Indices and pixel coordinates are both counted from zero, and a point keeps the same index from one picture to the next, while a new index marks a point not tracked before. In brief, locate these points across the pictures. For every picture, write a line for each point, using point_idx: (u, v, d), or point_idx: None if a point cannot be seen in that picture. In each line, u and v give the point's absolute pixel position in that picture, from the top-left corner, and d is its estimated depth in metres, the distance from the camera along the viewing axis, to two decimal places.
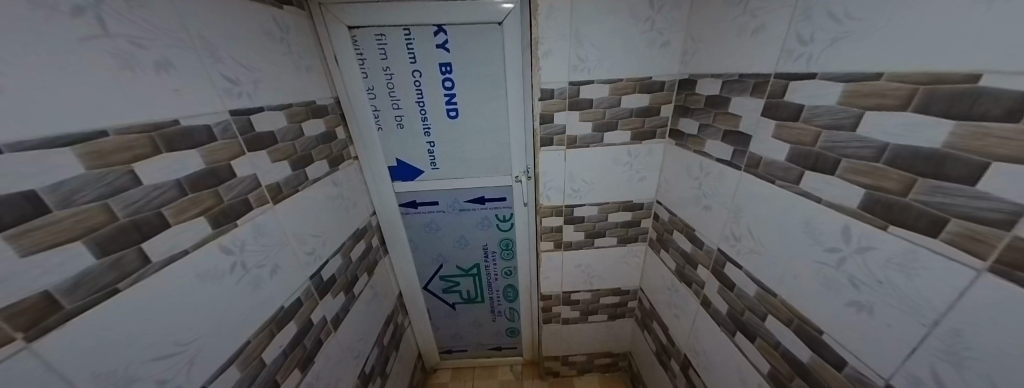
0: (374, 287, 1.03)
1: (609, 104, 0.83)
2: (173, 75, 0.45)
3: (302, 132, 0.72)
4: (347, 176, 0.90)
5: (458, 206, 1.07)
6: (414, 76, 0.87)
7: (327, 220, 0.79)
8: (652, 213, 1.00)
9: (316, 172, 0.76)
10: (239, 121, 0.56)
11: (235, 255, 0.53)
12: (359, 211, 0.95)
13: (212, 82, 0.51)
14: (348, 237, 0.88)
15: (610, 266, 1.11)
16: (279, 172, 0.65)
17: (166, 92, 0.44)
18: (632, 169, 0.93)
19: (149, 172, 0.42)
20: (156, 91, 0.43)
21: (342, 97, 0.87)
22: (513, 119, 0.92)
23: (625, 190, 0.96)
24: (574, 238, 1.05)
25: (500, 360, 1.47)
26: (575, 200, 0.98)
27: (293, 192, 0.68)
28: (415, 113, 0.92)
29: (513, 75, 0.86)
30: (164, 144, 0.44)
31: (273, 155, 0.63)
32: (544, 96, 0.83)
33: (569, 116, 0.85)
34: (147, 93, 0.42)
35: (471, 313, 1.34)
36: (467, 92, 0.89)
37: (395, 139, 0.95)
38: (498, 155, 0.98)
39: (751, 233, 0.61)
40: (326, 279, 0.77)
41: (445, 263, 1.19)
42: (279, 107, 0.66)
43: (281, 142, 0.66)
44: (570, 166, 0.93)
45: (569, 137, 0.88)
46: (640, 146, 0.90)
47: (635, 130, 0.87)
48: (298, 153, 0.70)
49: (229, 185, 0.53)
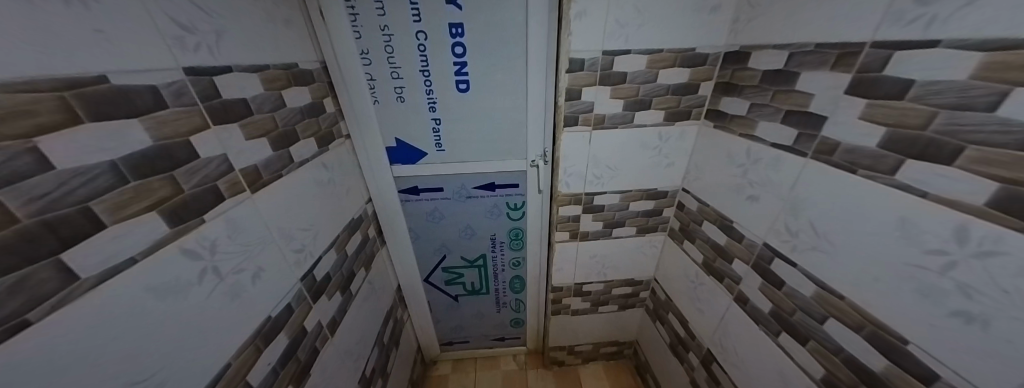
0: (372, 282, 0.92)
1: (644, 79, 0.73)
2: (92, 8, 0.31)
3: (284, 102, 0.58)
4: (339, 157, 0.77)
5: (465, 193, 0.96)
6: (417, 39, 0.73)
7: (318, 210, 0.67)
8: (676, 201, 0.93)
9: (301, 153, 0.62)
10: (196, 83, 0.42)
11: (204, 260, 0.41)
12: (354, 198, 0.83)
13: (150, 24, 0.37)
14: (342, 228, 0.76)
15: (625, 257, 1.05)
16: (258, 153, 0.51)
17: (79, 33, 0.30)
18: (661, 154, 0.85)
19: (60, 151, 0.29)
20: (64, 32, 0.29)
21: (330, 62, 0.72)
22: (533, 95, 0.80)
23: (650, 177, 0.88)
24: (592, 228, 0.97)
25: (502, 349, 1.43)
26: (596, 188, 0.89)
27: (276, 177, 0.55)
28: (417, 85, 0.78)
29: (536, 41, 0.73)
30: (83, 111, 0.30)
31: (249, 130, 0.50)
32: (572, 68, 0.71)
33: (598, 93, 0.75)
34: (48, 32, 0.28)
35: (474, 305, 1.26)
36: (481, 61, 0.76)
37: (395, 116, 0.82)
38: (513, 137, 0.86)
39: (814, 229, 0.54)
40: (320, 279, 0.66)
41: (449, 254, 1.09)
42: (252, 69, 0.51)
43: (257, 114, 0.52)
44: (595, 150, 0.83)
45: (596, 116, 0.78)
46: (673, 128, 0.81)
47: (669, 110, 0.78)
48: (280, 129, 0.57)
49: (190, 169, 0.40)
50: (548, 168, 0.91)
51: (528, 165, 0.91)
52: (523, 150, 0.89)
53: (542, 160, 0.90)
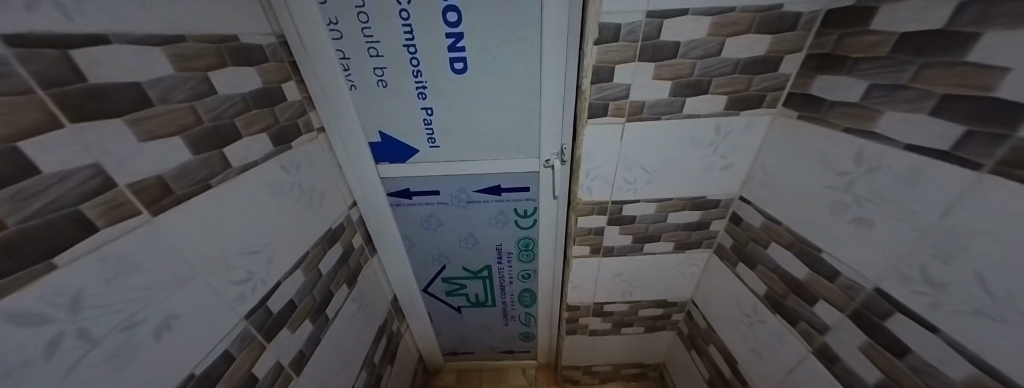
0: (359, 298, 0.80)
1: (703, 53, 0.54)
2: None
3: (214, 88, 0.43)
4: (309, 156, 0.63)
5: (465, 198, 0.80)
6: (397, 3, 0.54)
7: (275, 225, 0.53)
8: (730, 212, 0.74)
9: (245, 154, 0.48)
10: (32, 60, 0.27)
11: (58, 322, 0.28)
12: (331, 204, 0.69)
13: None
14: (315, 242, 0.63)
15: (658, 275, 0.87)
16: (166, 158, 0.37)
17: None
18: (716, 154, 0.65)
19: None
20: None
21: (288, 35, 0.56)
22: (551, 77, 0.61)
23: (699, 182, 0.70)
24: (618, 242, 0.80)
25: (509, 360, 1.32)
26: (626, 195, 0.71)
27: (200, 189, 0.41)
28: (402, 65, 0.61)
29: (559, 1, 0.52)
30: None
31: (143, 128, 0.35)
32: (603, 38, 0.52)
33: (637, 72, 0.56)
34: None
35: (479, 317, 1.13)
36: (483, 31, 0.57)
37: (376, 104, 0.65)
38: (524, 131, 0.69)
39: (987, 285, 0.35)
40: (277, 313, 0.53)
41: (449, 264, 0.95)
42: (151, 41, 0.36)
43: (173, 102, 0.38)
44: (628, 148, 0.65)
45: (633, 104, 0.59)
46: (736, 119, 0.61)
47: (734, 95, 0.58)
48: (208, 124, 0.42)
49: (20, 193, 0.26)
50: (568, 170, 0.73)
51: (541, 165, 0.74)
52: (536, 147, 0.71)
53: (560, 161, 0.72)
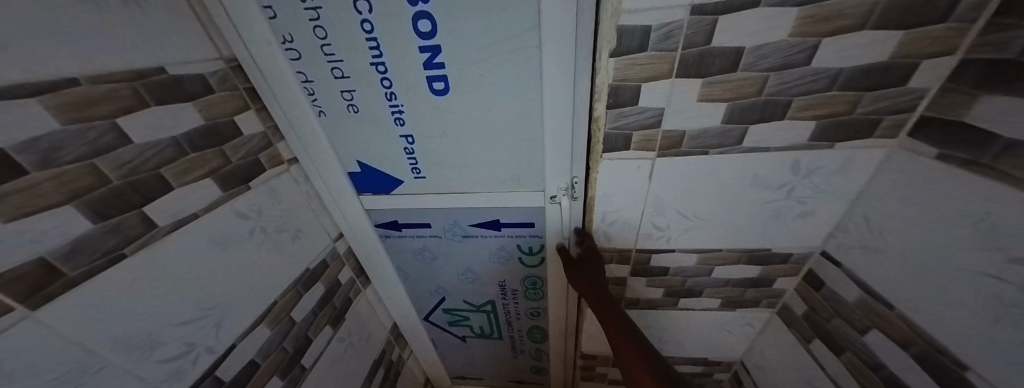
0: (348, 334, 0.74)
1: (780, 62, 0.36)
2: None
3: (127, 137, 0.36)
4: (276, 193, 0.55)
5: (460, 232, 0.69)
6: (358, 12, 0.42)
7: (226, 282, 0.47)
8: (804, 269, 0.56)
9: (179, 207, 0.41)
10: None
11: None
12: (308, 241, 0.62)
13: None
14: (285, 289, 0.57)
15: (696, 331, 0.71)
16: (49, 235, 0.30)
17: None
18: (790, 197, 0.47)
19: None
20: None
21: (242, 59, 0.48)
22: (557, 98, 0.45)
23: (761, 231, 0.52)
24: (645, 294, 0.65)
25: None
26: (655, 242, 0.55)
27: (105, 263, 0.34)
28: (373, 87, 0.50)
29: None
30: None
31: (7, 204, 0.27)
32: (624, 48, 0.37)
33: (674, 91, 0.39)
34: None
35: (486, 347, 1.04)
36: (464, 41, 0.43)
37: (350, 132, 0.56)
38: (523, 161, 0.55)
39: None
40: (233, 379, 0.48)
41: (449, 296, 0.86)
42: (26, 92, 0.28)
43: (66, 166, 0.31)
44: (658, 190, 0.49)
45: (667, 134, 0.43)
46: (828, 154, 0.43)
47: (826, 119, 0.40)
48: (118, 183, 0.35)
49: None
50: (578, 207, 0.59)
51: (545, 200, 0.59)
52: (538, 179, 0.57)
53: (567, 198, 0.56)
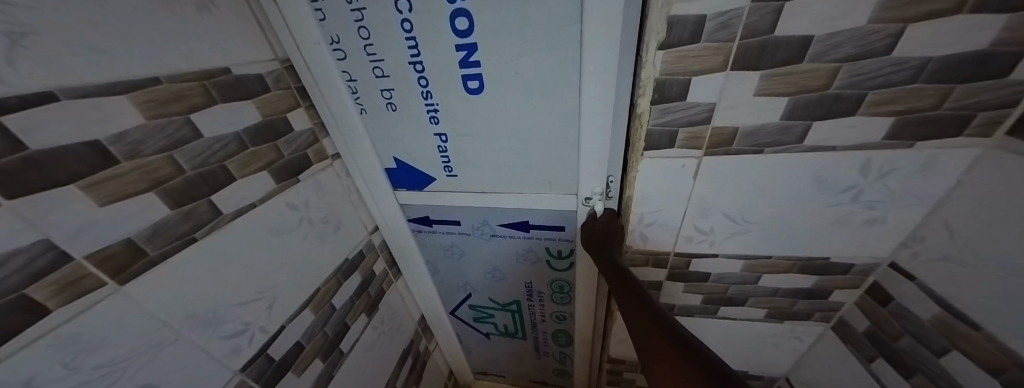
0: (381, 322, 0.77)
1: (855, 51, 0.33)
2: None
3: (198, 131, 0.39)
4: (322, 186, 0.59)
5: (488, 231, 0.70)
6: (399, 11, 0.43)
7: (278, 268, 0.50)
8: (868, 282, 0.50)
9: (240, 197, 0.44)
10: None
11: None
12: (349, 233, 0.65)
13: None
14: (326, 277, 0.60)
15: (736, 341, 0.66)
16: (136, 218, 0.34)
17: None
18: (855, 202, 0.43)
19: None
20: None
21: (295, 59, 0.51)
22: (597, 96, 0.43)
23: (819, 238, 0.48)
24: (682, 299, 0.62)
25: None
26: (696, 246, 0.53)
27: (180, 246, 0.37)
28: (410, 86, 0.51)
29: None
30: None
31: (102, 192, 0.31)
32: (674, 39, 0.35)
33: (728, 86, 0.37)
34: None
35: (510, 346, 1.04)
36: (500, 40, 0.43)
37: (389, 129, 0.57)
38: (557, 162, 0.54)
39: None
40: (282, 357, 0.51)
41: (475, 293, 0.87)
42: (118, 90, 0.32)
43: (148, 157, 0.34)
44: (703, 190, 0.46)
45: (718, 130, 0.41)
46: (905, 154, 0.38)
47: (906, 115, 0.36)
48: (191, 173, 0.38)
49: None
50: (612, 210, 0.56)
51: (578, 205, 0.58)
52: (572, 181, 0.55)
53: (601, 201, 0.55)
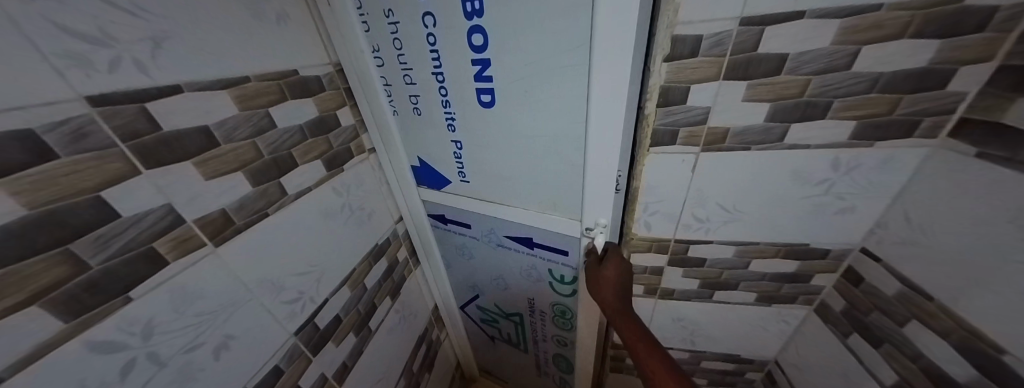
0: (401, 308, 0.83)
1: (821, 66, 0.41)
2: None
3: (274, 122, 0.46)
4: (359, 177, 0.65)
5: (495, 240, 0.76)
6: (425, 26, 0.48)
7: (324, 248, 0.56)
8: (844, 266, 0.58)
9: (300, 181, 0.50)
10: (115, 116, 0.30)
11: (131, 348, 0.32)
12: (379, 221, 0.71)
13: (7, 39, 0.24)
14: (361, 259, 0.66)
15: (730, 326, 0.73)
16: (229, 192, 0.40)
17: None
18: (829, 193, 0.50)
19: None
20: None
21: (344, 63, 0.58)
22: (602, 126, 0.44)
23: (800, 226, 0.55)
24: (681, 285, 0.68)
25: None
26: (694, 234, 0.60)
27: (257, 219, 0.44)
28: (432, 94, 0.56)
29: (614, 23, 0.36)
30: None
31: (208, 167, 0.38)
32: (677, 54, 0.43)
33: (721, 92, 0.45)
34: None
35: (513, 357, 1.10)
36: (513, 64, 0.46)
37: (415, 130, 0.63)
38: (563, 187, 0.56)
39: None
40: (325, 326, 0.57)
41: (482, 294, 0.93)
42: (220, 85, 0.39)
43: (236, 141, 0.41)
44: (701, 182, 0.53)
45: (714, 130, 0.48)
46: (867, 152, 0.46)
47: (867, 119, 0.44)
48: (267, 157, 0.45)
49: (101, 238, 0.30)
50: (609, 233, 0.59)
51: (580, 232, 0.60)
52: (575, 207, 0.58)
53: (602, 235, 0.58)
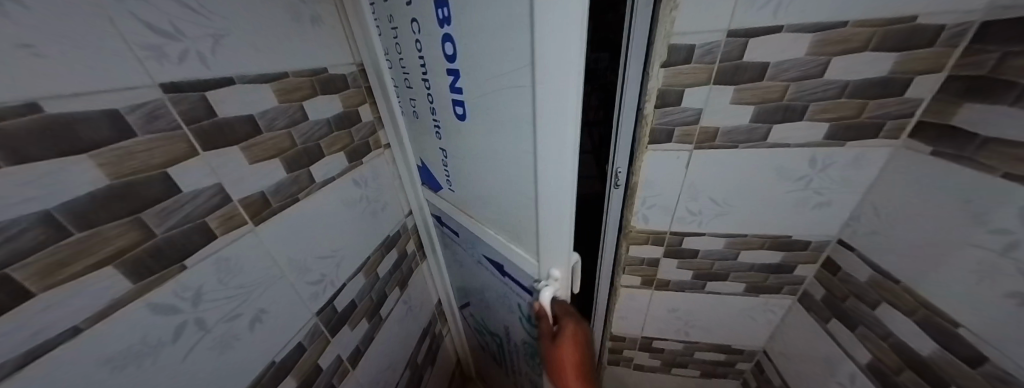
0: (408, 300, 0.86)
1: (799, 74, 0.47)
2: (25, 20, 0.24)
3: (306, 115, 0.50)
4: (376, 170, 0.68)
5: (478, 256, 0.74)
6: (414, 31, 0.47)
7: (344, 235, 0.59)
8: (824, 257, 0.63)
9: (325, 171, 0.54)
10: (181, 102, 0.34)
11: (184, 312, 0.35)
12: (392, 213, 0.75)
13: (101, 34, 0.28)
14: (375, 248, 0.69)
15: (721, 317, 0.78)
16: (267, 176, 0.44)
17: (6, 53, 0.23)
18: (808, 188, 0.56)
19: None
20: None
21: (365, 63, 0.62)
22: (548, 169, 0.37)
23: (783, 219, 0.60)
24: (676, 276, 0.73)
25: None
26: (688, 226, 0.65)
27: (289, 203, 0.47)
28: (424, 100, 0.56)
29: (551, 46, 0.28)
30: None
31: (252, 152, 0.42)
32: (673, 60, 0.48)
33: (712, 95, 0.50)
34: None
35: (499, 371, 1.13)
36: (475, 85, 0.41)
37: (417, 132, 0.65)
38: (519, 223, 0.51)
39: None
40: (342, 310, 0.60)
41: (474, 300, 0.94)
42: (264, 79, 0.43)
43: (274, 130, 0.45)
44: (694, 177, 0.59)
45: (705, 129, 0.53)
46: (840, 150, 0.52)
47: (838, 121, 0.50)
48: (299, 147, 0.49)
49: (165, 209, 0.33)
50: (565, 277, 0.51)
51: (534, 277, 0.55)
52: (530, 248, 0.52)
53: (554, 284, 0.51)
